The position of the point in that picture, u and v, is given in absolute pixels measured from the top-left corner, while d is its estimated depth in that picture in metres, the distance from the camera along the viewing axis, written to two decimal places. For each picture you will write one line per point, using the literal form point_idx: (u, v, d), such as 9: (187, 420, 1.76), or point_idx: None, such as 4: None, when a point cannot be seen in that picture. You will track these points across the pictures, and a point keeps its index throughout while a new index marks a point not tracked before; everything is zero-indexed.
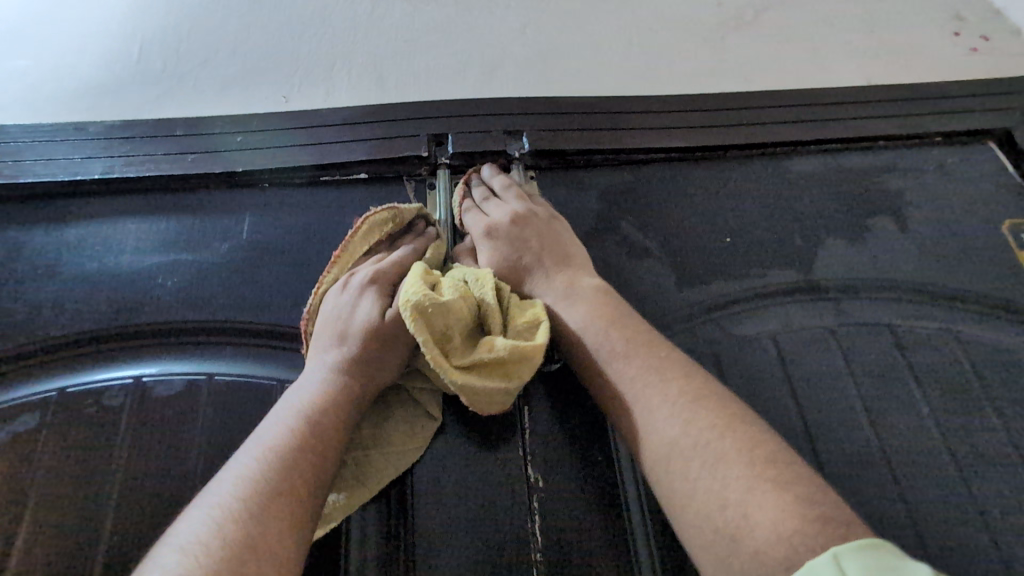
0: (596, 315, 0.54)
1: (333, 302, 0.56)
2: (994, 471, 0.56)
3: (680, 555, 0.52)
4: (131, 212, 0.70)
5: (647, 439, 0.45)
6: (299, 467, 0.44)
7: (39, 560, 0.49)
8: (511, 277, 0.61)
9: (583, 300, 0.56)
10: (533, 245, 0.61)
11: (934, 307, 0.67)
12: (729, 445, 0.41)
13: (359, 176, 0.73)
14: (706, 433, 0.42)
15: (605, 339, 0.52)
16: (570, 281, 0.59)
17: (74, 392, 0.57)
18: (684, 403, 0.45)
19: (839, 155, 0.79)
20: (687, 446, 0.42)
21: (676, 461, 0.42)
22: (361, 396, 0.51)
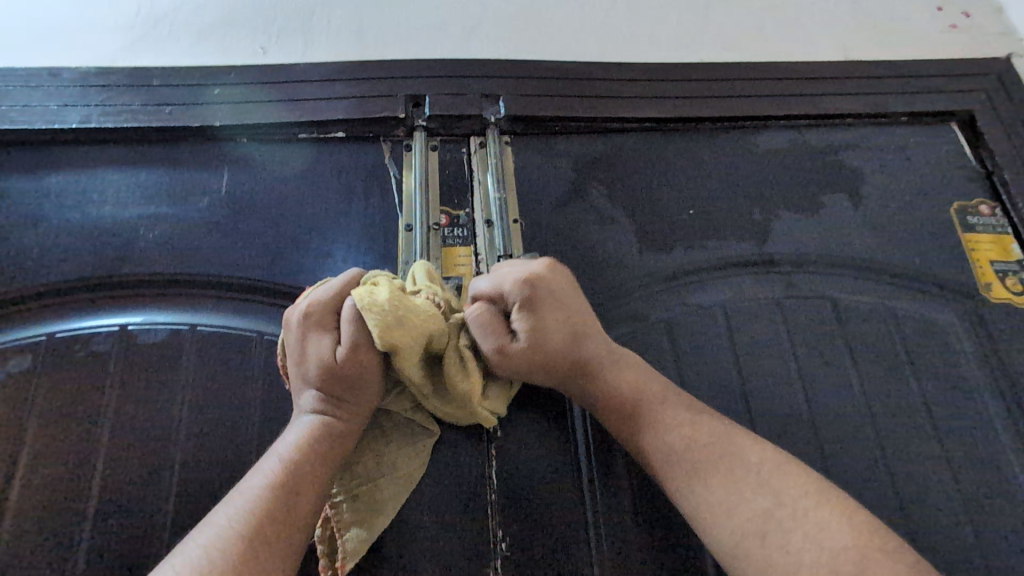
0: (639, 388, 0.56)
1: (289, 347, 0.55)
2: (905, 434, 0.63)
3: (618, 497, 0.59)
4: (110, 163, 0.71)
5: (737, 511, 0.47)
6: (273, 513, 0.46)
7: (41, 487, 0.54)
8: (559, 343, 0.57)
9: (629, 367, 0.57)
10: (571, 314, 0.58)
11: (877, 283, 0.72)
12: (825, 514, 0.46)
13: (337, 135, 0.74)
14: (800, 503, 0.47)
15: (664, 409, 0.54)
16: (609, 348, 0.58)
17: (62, 337, 0.61)
18: (768, 475, 0.49)
19: (808, 132, 0.81)
20: (785, 518, 0.46)
21: (775, 532, 0.45)
22: (340, 434, 0.52)
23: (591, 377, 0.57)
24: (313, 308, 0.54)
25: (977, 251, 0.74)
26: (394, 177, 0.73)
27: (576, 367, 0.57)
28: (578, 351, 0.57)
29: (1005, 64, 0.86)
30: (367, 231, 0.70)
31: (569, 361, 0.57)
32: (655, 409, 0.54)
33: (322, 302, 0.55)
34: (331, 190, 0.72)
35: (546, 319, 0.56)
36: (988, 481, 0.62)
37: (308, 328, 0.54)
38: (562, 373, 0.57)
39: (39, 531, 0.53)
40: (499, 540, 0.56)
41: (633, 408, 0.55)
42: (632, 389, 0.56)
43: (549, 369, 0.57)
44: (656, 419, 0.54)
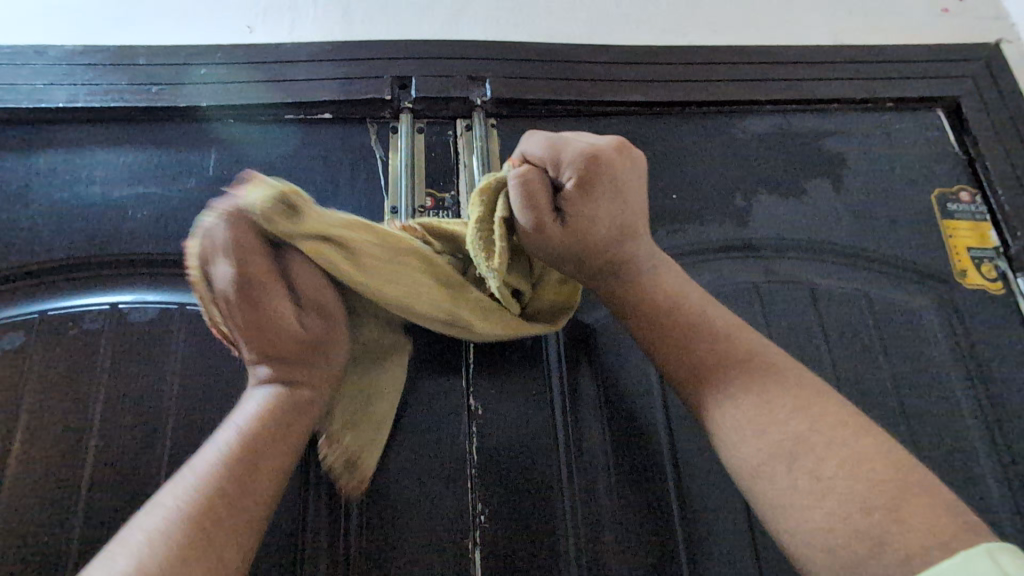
0: (678, 298, 0.51)
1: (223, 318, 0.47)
2: (873, 413, 0.65)
3: (594, 477, 0.61)
4: (97, 143, 0.71)
5: (764, 434, 0.42)
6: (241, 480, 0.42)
7: (36, 459, 0.56)
8: (612, 236, 0.51)
9: (674, 276, 0.53)
10: (632, 209, 0.52)
11: (854, 268, 0.73)
12: (863, 443, 0.40)
13: (323, 116, 0.75)
14: (837, 431, 0.41)
15: (705, 318, 0.49)
16: (650, 253, 0.53)
17: (54, 315, 0.62)
18: (804, 400, 0.43)
19: (793, 117, 0.82)
20: (817, 442, 0.41)
21: (806, 457, 0.40)
22: (309, 396, 0.49)
23: (626, 277, 0.52)
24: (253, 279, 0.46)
25: (954, 237, 0.76)
26: (380, 159, 0.73)
27: (613, 263, 0.52)
28: (621, 249, 0.52)
29: (993, 49, 0.86)
30: (354, 213, 0.71)
31: (608, 254, 0.52)
32: (693, 319, 0.49)
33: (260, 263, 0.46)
34: (317, 171, 0.72)
35: (597, 203, 0.50)
36: (952, 459, 0.64)
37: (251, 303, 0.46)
38: (594, 264, 0.52)
39: (35, 500, 0.55)
40: (477, 514, 0.58)
41: (673, 310, 0.50)
42: (670, 297, 0.51)
43: (584, 260, 0.52)
44: (695, 330, 0.49)
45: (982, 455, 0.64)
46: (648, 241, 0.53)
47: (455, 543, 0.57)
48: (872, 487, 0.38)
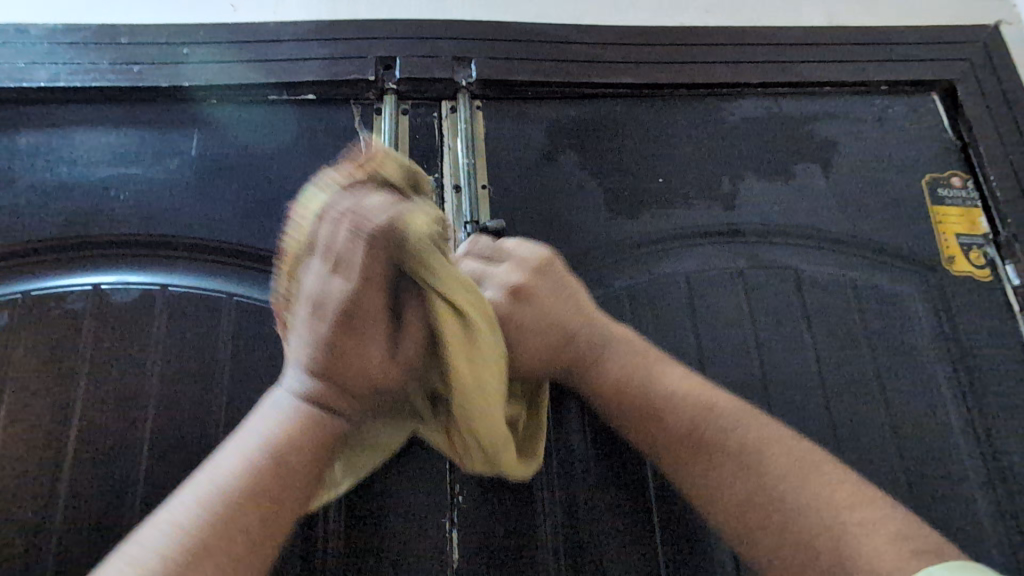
0: (620, 381, 0.54)
1: (308, 322, 0.46)
2: (854, 399, 0.66)
3: (573, 465, 0.61)
4: (79, 123, 0.71)
5: (716, 494, 0.47)
6: (246, 524, 0.40)
7: (19, 437, 0.57)
8: (549, 350, 0.56)
9: (620, 355, 0.56)
10: (562, 322, 0.57)
11: (841, 254, 0.73)
12: (806, 496, 0.43)
13: (307, 97, 0.74)
14: (777, 485, 0.44)
15: (650, 392, 0.53)
16: (592, 337, 0.57)
17: (37, 295, 0.63)
18: (747, 455, 0.47)
19: (784, 100, 0.80)
20: (763, 501, 0.44)
21: (758, 513, 0.44)
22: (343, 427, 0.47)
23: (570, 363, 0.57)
24: (348, 298, 0.45)
25: (944, 224, 0.75)
26: (363, 141, 0.73)
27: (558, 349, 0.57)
28: (560, 355, 0.57)
29: (992, 31, 0.84)
30: None
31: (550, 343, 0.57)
32: (641, 396, 0.53)
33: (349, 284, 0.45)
34: (300, 153, 0.72)
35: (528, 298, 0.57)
36: (932, 447, 0.64)
37: (343, 322, 0.45)
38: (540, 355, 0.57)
39: (18, 478, 0.56)
40: (457, 500, 0.59)
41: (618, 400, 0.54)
42: (616, 381, 0.54)
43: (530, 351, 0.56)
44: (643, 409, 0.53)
45: (962, 444, 0.64)
46: (589, 323, 0.57)
47: (435, 537, 0.58)
48: (814, 535, 0.42)
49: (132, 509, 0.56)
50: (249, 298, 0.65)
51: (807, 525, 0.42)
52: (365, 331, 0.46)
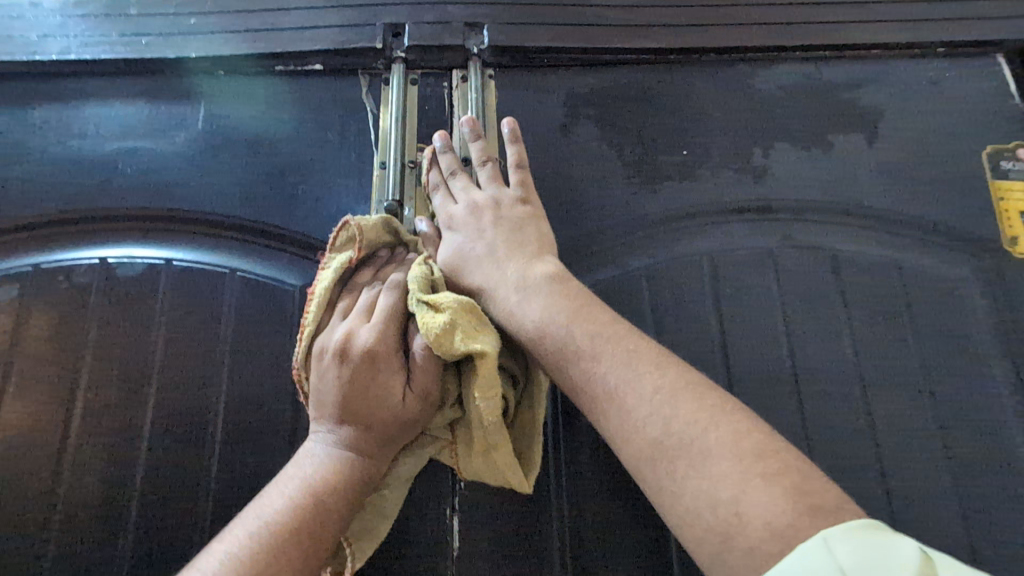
0: (538, 323, 0.46)
1: (333, 371, 0.48)
2: (894, 391, 0.60)
3: (581, 460, 0.57)
4: (89, 96, 0.70)
5: (628, 441, 0.40)
6: (288, 554, 0.41)
7: (27, 408, 0.58)
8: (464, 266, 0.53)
9: (548, 297, 0.47)
10: (485, 239, 0.54)
11: (884, 233, 0.66)
12: (713, 438, 0.37)
13: (314, 67, 0.72)
14: (686, 430, 0.38)
15: (570, 336, 0.44)
16: (518, 283, 0.49)
17: (47, 268, 0.63)
18: (662, 403, 0.39)
19: (826, 65, 0.73)
20: (672, 446, 0.38)
21: (671, 462, 0.38)
22: (363, 477, 0.46)
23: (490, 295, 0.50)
24: (374, 342, 0.49)
25: (1006, 201, 0.67)
26: (370, 113, 0.70)
27: (487, 276, 0.51)
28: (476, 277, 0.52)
29: None
30: (342, 169, 0.68)
31: (480, 268, 0.52)
32: (561, 340, 0.44)
33: (373, 331, 0.49)
34: (306, 127, 0.70)
35: (482, 209, 0.56)
36: (982, 445, 0.58)
37: (367, 369, 0.48)
38: (467, 278, 0.53)
39: (26, 448, 0.57)
40: (458, 490, 0.57)
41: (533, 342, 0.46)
42: (535, 326, 0.46)
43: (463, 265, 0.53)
44: (561, 352, 0.44)
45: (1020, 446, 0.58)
46: (531, 252, 0.52)
47: (436, 540, 0.55)
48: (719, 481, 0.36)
49: (132, 484, 0.56)
50: (251, 274, 0.63)
51: (709, 469, 0.36)
52: (385, 371, 0.48)
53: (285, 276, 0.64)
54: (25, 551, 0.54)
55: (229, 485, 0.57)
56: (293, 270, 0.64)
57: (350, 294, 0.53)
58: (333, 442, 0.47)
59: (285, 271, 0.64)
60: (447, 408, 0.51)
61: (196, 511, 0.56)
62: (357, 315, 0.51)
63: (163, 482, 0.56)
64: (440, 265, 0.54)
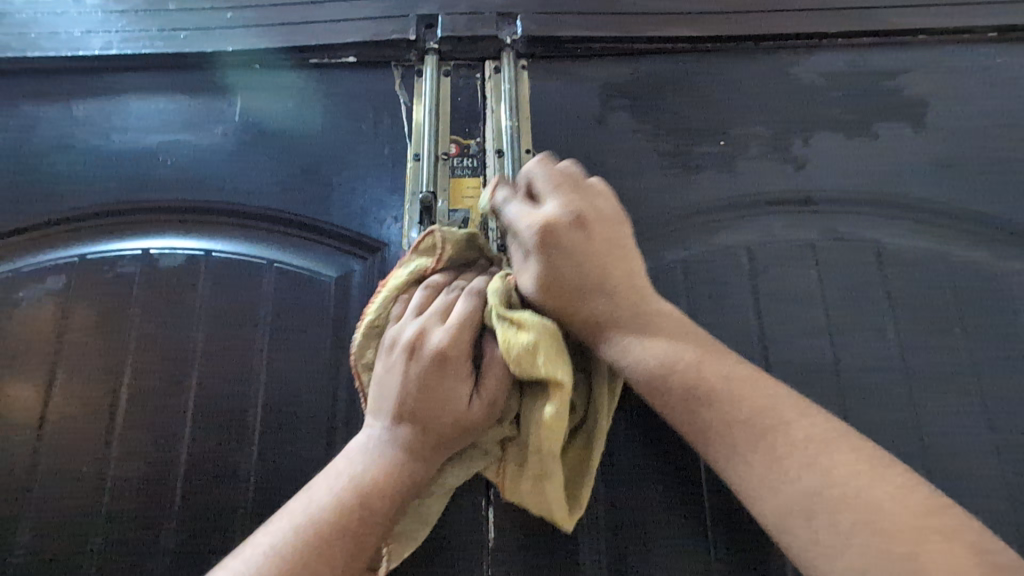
0: (672, 365, 0.45)
1: (401, 368, 0.49)
2: (943, 390, 0.58)
3: (613, 457, 0.57)
4: (130, 91, 0.72)
5: (777, 488, 0.40)
6: (335, 551, 0.42)
7: (77, 394, 0.60)
8: (570, 295, 0.49)
9: (674, 345, 0.46)
10: (598, 267, 0.49)
11: (932, 225, 0.64)
12: (881, 492, 0.37)
13: (348, 60, 0.72)
14: (847, 483, 0.38)
15: (706, 385, 0.44)
16: (644, 325, 0.47)
17: (92, 259, 0.64)
18: (810, 448, 0.40)
19: (870, 52, 0.71)
20: (834, 498, 0.38)
21: (825, 509, 0.38)
22: (419, 477, 0.47)
23: (614, 344, 0.47)
24: (446, 347, 0.49)
25: None
26: (404, 104, 0.70)
27: (606, 322, 0.48)
28: (589, 310, 0.48)
29: None
30: (377, 161, 0.68)
31: (590, 302, 0.48)
32: (694, 384, 0.44)
33: (449, 334, 0.49)
34: (341, 120, 0.70)
35: (591, 228, 0.49)
36: None
37: (437, 371, 0.48)
38: (571, 308, 0.49)
39: (76, 432, 0.58)
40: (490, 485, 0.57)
41: (662, 385, 0.45)
42: (665, 370, 0.45)
43: (571, 309, 0.49)
44: (690, 390, 0.44)
45: None
46: (643, 290, 0.49)
47: (471, 534, 0.55)
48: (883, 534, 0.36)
49: (177, 469, 0.58)
50: (289, 266, 0.64)
51: (879, 520, 0.36)
52: (454, 375, 0.48)
53: (321, 267, 0.64)
54: (78, 532, 0.56)
55: (269, 471, 0.58)
56: (329, 262, 0.65)
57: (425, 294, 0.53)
58: (393, 439, 0.48)
59: (321, 263, 0.65)
60: (505, 425, 0.51)
61: (238, 496, 0.57)
62: (431, 312, 0.51)
63: (206, 468, 0.58)
64: (538, 288, 0.49)
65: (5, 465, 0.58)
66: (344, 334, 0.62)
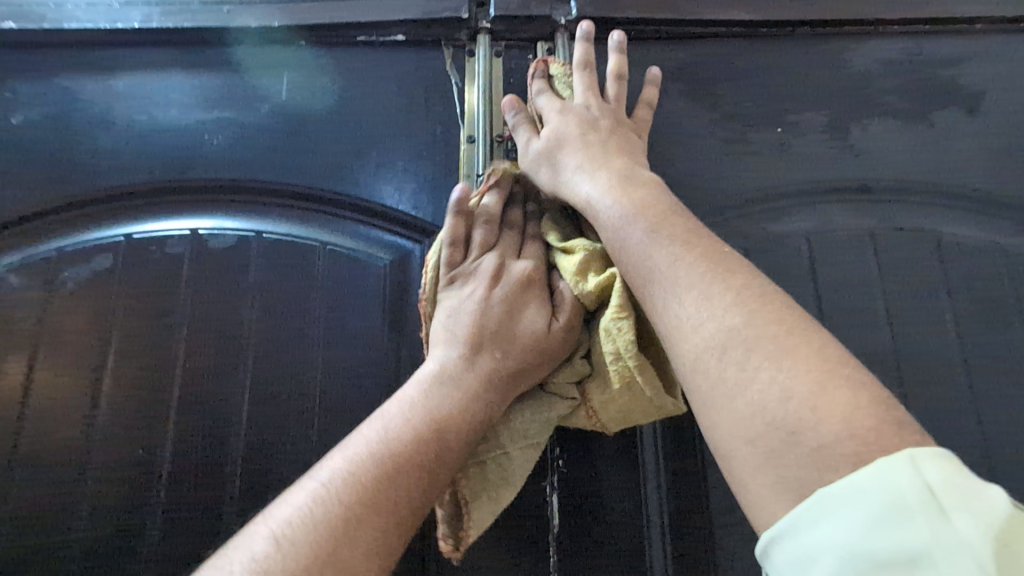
0: (649, 205, 0.45)
1: (484, 294, 0.53)
2: (1004, 380, 0.58)
3: (682, 473, 0.58)
4: (172, 66, 0.70)
5: (698, 325, 0.37)
6: (431, 450, 0.45)
7: (131, 376, 0.59)
8: (568, 146, 0.54)
9: (644, 191, 0.46)
10: (601, 133, 0.54)
11: (991, 215, 0.63)
12: (800, 342, 0.34)
13: (397, 39, 0.70)
14: (773, 327, 0.35)
15: (664, 224, 0.42)
16: (619, 176, 0.49)
17: (139, 240, 0.63)
18: (764, 323, 0.35)
19: (925, 40, 0.70)
20: (750, 335, 0.35)
21: (744, 356, 0.34)
22: (506, 395, 0.50)
23: (588, 173, 0.51)
24: (526, 271, 0.54)
25: None
26: (456, 86, 0.69)
27: (594, 158, 0.52)
28: (577, 160, 0.52)
29: None
30: (429, 142, 0.67)
31: (579, 153, 0.53)
32: (653, 222, 0.43)
33: (529, 265, 0.55)
34: (391, 99, 0.69)
35: (603, 114, 0.56)
36: None
37: (518, 291, 0.53)
38: (563, 159, 0.53)
39: (131, 415, 0.58)
40: (558, 504, 0.57)
41: (626, 223, 0.44)
42: (626, 209, 0.45)
43: (568, 139, 0.54)
44: (656, 230, 0.42)
45: None
46: (628, 159, 0.52)
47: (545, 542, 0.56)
48: None
49: (234, 452, 0.57)
50: (343, 248, 0.63)
51: (791, 366, 0.33)
52: (534, 298, 0.54)
53: (377, 249, 0.63)
54: (138, 514, 0.55)
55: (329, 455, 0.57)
56: (384, 244, 0.64)
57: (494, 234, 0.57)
58: (473, 360, 0.50)
59: (375, 244, 0.64)
60: (577, 359, 0.53)
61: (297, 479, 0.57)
62: (502, 249, 0.56)
63: (266, 451, 0.57)
64: (542, 144, 0.56)
65: (58, 448, 0.57)
66: (402, 318, 0.61)
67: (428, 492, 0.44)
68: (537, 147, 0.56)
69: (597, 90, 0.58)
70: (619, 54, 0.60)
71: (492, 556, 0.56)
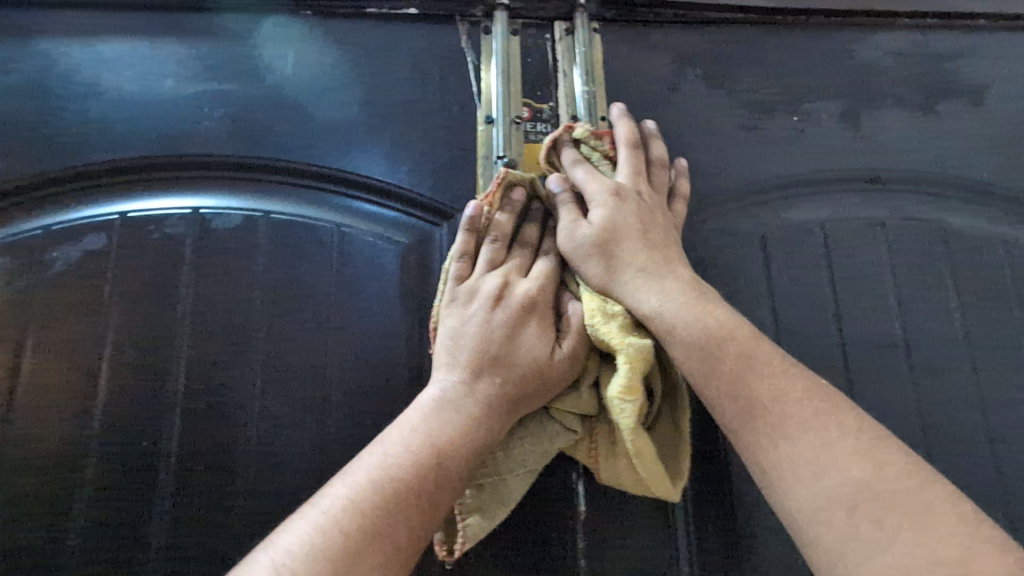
0: (728, 329, 0.45)
1: (485, 316, 0.53)
2: (1003, 365, 0.60)
3: (706, 469, 0.58)
4: (164, 32, 0.65)
5: (784, 456, 0.40)
6: (429, 479, 0.44)
7: (131, 362, 0.56)
8: (632, 243, 0.52)
9: (722, 308, 0.47)
10: (659, 229, 0.54)
11: (992, 206, 0.66)
12: (885, 462, 0.38)
13: (409, 12, 0.67)
14: (851, 447, 0.39)
15: (756, 353, 0.44)
16: (694, 286, 0.49)
17: (135, 219, 0.59)
18: (850, 453, 0.38)
19: (933, 34, 0.71)
20: (836, 473, 0.38)
21: (827, 474, 0.38)
22: (503, 422, 0.50)
23: (651, 278, 0.50)
24: (529, 297, 0.54)
25: None
26: (471, 65, 0.66)
27: (657, 261, 0.51)
28: (646, 261, 0.51)
29: None
30: (445, 122, 0.65)
31: (643, 255, 0.52)
32: (743, 350, 0.44)
33: (536, 290, 0.54)
34: (403, 76, 0.66)
35: (654, 202, 0.56)
36: None
37: (520, 317, 0.53)
38: (624, 257, 0.52)
39: (133, 404, 0.55)
40: (580, 493, 0.57)
41: (715, 347, 0.45)
42: (712, 330, 0.45)
43: (625, 233, 0.53)
44: (745, 361, 0.44)
45: None
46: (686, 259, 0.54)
47: (562, 539, 0.56)
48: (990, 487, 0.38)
49: (246, 446, 0.55)
50: (356, 231, 0.61)
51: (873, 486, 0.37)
52: (537, 322, 0.53)
53: (392, 233, 0.61)
54: (143, 511, 0.53)
55: (348, 447, 0.56)
56: (399, 228, 0.62)
57: (501, 252, 0.57)
58: (474, 386, 0.50)
59: (390, 228, 0.62)
60: (584, 386, 0.53)
61: (316, 473, 0.55)
62: (509, 269, 0.56)
63: (281, 441, 0.55)
64: (599, 234, 0.53)
65: (54, 441, 0.53)
66: (420, 306, 0.59)
67: (425, 521, 0.44)
68: (587, 236, 0.53)
69: (641, 178, 0.58)
70: (654, 140, 0.62)
71: (509, 552, 0.55)
